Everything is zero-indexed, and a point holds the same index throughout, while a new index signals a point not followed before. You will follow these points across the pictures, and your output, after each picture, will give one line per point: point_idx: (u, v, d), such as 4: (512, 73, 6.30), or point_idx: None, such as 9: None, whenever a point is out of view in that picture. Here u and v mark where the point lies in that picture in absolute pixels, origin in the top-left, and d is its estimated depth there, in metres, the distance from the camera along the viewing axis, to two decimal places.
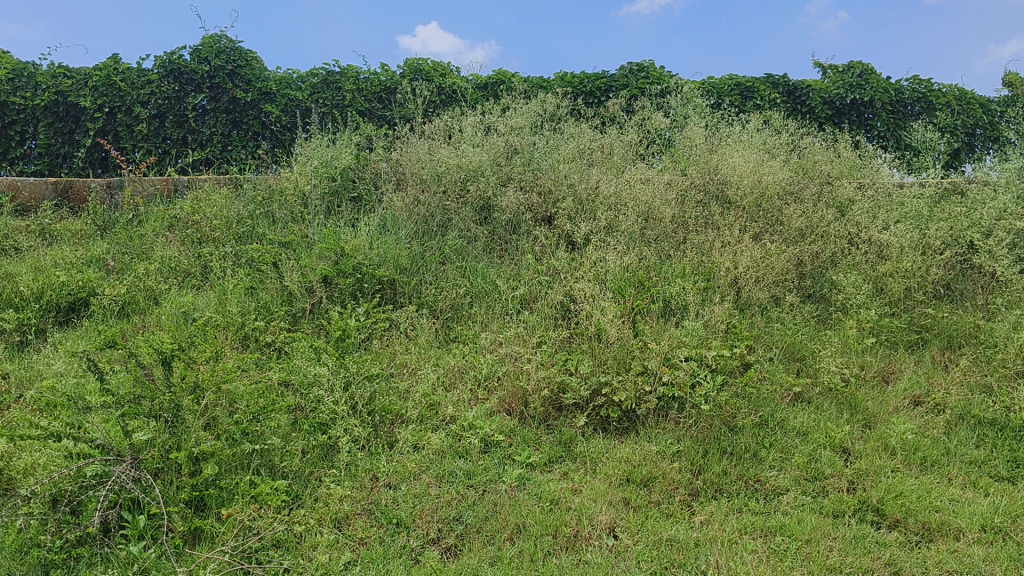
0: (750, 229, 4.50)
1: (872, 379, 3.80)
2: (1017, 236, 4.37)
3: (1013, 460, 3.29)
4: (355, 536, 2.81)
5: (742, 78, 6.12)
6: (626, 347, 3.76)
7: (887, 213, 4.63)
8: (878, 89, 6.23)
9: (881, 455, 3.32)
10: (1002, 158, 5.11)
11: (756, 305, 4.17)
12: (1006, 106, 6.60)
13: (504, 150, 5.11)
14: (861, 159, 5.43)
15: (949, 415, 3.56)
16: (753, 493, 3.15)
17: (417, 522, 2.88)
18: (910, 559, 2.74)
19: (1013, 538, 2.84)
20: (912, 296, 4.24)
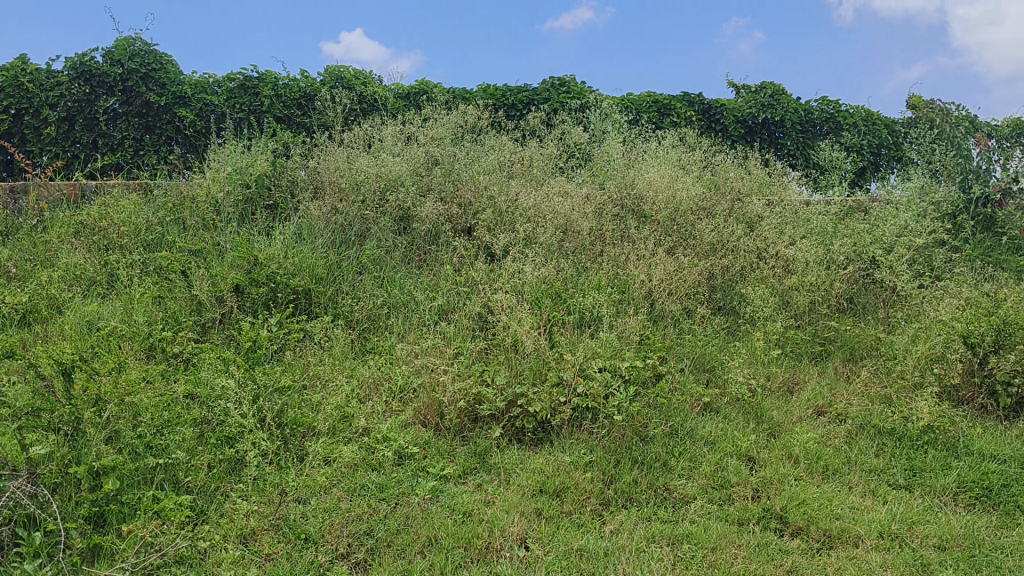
0: (664, 243, 4.57)
1: (778, 390, 3.91)
2: (917, 253, 4.55)
3: (910, 468, 3.40)
4: (261, 552, 2.73)
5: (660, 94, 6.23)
6: (542, 357, 3.77)
7: (795, 229, 4.77)
8: (788, 109, 6.44)
9: (786, 464, 3.41)
10: (904, 177, 5.32)
11: (669, 317, 4.23)
12: (909, 127, 6.91)
13: (424, 160, 5.09)
14: (771, 176, 5.60)
15: (851, 425, 3.68)
16: (662, 501, 3.19)
17: (326, 537, 2.82)
18: (811, 565, 2.80)
19: (908, 544, 2.93)
20: (817, 310, 4.38)
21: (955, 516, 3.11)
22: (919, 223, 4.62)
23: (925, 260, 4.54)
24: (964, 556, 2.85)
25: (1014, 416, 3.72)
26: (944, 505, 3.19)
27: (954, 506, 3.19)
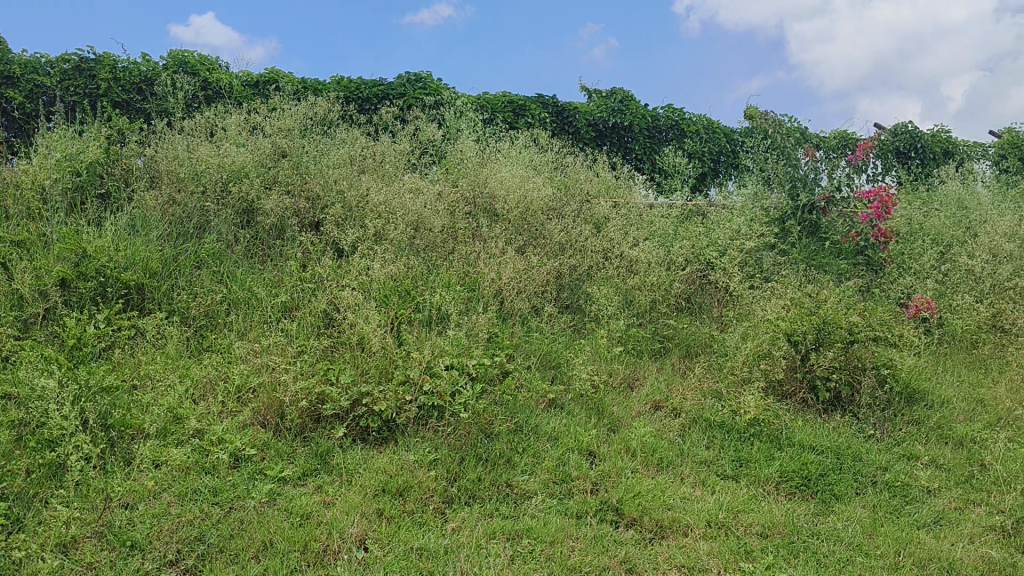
0: (514, 243, 4.61)
1: (619, 386, 4.02)
2: (749, 255, 4.79)
3: (737, 460, 3.57)
4: (82, 561, 2.57)
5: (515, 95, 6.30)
6: (389, 357, 3.72)
7: (638, 231, 4.93)
8: (636, 115, 6.67)
9: (624, 458, 3.51)
10: (739, 183, 5.61)
11: (518, 315, 4.27)
12: (745, 136, 7.33)
13: (271, 151, 4.94)
14: (618, 178, 5.77)
15: (685, 419, 3.83)
16: (504, 497, 3.21)
17: (154, 544, 2.68)
18: (643, 556, 2.89)
19: (733, 532, 3.07)
20: (657, 308, 4.52)
21: (776, 504, 3.29)
22: (751, 227, 4.86)
23: (756, 262, 4.78)
24: (783, 543, 3.01)
25: (831, 409, 3.96)
26: (768, 494, 3.36)
27: (777, 494, 3.37)
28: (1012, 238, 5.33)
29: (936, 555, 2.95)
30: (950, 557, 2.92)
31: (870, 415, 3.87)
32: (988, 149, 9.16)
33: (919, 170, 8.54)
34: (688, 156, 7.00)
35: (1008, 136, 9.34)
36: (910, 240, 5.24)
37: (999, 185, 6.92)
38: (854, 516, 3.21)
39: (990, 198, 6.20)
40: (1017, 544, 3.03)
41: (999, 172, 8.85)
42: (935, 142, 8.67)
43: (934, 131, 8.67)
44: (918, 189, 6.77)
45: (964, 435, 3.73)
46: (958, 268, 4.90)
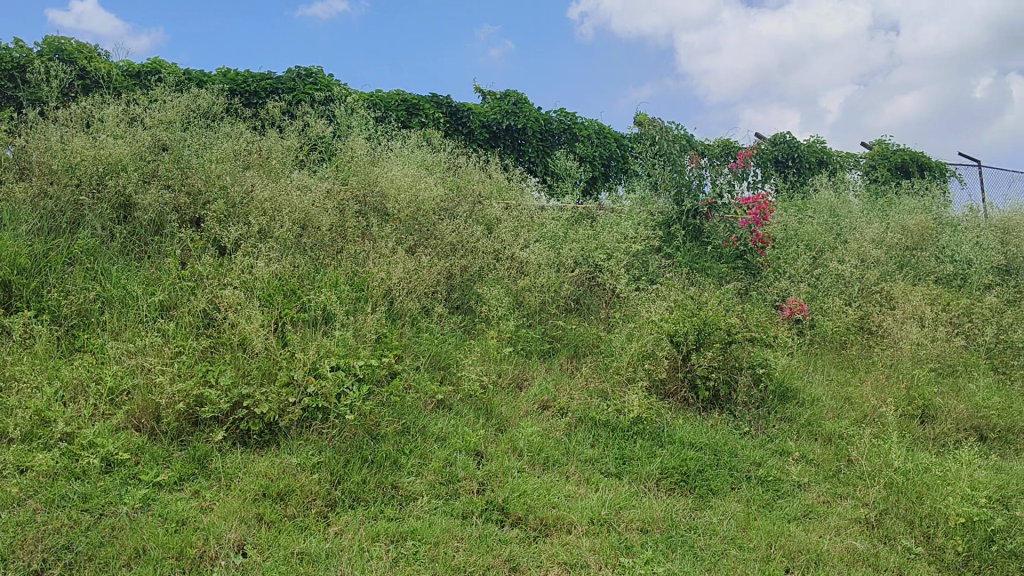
0: (405, 243, 4.59)
1: (507, 386, 4.04)
2: (635, 258, 4.91)
3: (621, 457, 3.65)
4: None
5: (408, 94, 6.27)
6: (271, 357, 3.63)
7: (528, 233, 4.99)
8: (529, 118, 6.76)
9: (510, 457, 3.53)
10: (627, 188, 5.75)
11: (408, 315, 4.23)
12: (633, 143, 7.65)
13: (150, 144, 4.77)
14: (510, 180, 5.83)
15: (570, 418, 3.89)
16: (389, 500, 3.18)
17: (17, 553, 2.55)
18: (526, 554, 2.92)
19: (615, 528, 3.14)
20: (547, 309, 4.57)
21: (657, 500, 3.38)
22: (637, 231, 4.99)
23: (642, 265, 4.91)
24: (662, 538, 3.10)
25: (710, 408, 4.09)
26: (649, 491, 3.44)
27: (657, 490, 3.46)
28: (878, 244, 5.64)
29: (805, 547, 3.08)
30: (818, 549, 3.07)
31: (746, 413, 4.01)
32: (859, 160, 9.68)
33: (794, 178, 8.91)
34: (580, 159, 7.19)
35: (877, 149, 9.92)
36: (785, 246, 5.49)
37: (867, 195, 7.33)
38: (729, 510, 3.33)
39: (859, 207, 6.55)
40: (879, 534, 3.21)
41: (869, 182, 9.38)
42: (811, 152, 9.12)
43: (810, 142, 9.12)
44: (795, 197, 7.09)
45: (833, 432, 3.91)
46: (830, 273, 5.15)
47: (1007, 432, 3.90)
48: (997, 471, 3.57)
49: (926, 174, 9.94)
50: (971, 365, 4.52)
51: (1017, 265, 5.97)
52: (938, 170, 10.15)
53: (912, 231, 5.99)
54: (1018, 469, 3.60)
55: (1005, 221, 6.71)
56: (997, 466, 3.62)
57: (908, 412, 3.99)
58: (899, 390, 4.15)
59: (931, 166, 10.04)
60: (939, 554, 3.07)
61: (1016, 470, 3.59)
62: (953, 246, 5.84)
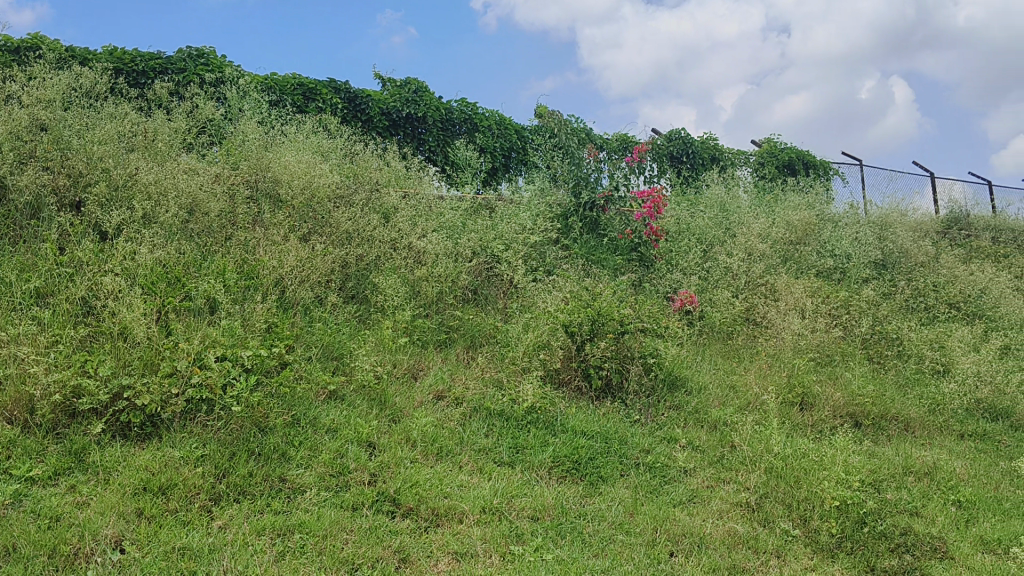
0: (298, 230, 4.51)
1: (402, 375, 3.96)
2: (532, 249, 4.95)
3: (514, 447, 3.65)
4: None
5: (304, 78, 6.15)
6: (154, 347, 3.49)
7: (426, 222, 4.96)
8: (430, 106, 6.74)
9: (403, 448, 3.48)
10: (526, 179, 5.79)
11: (300, 304, 4.14)
12: (533, 134, 7.71)
13: (27, 123, 4.47)
14: (409, 169, 5.80)
15: (465, 407, 3.85)
16: (276, 492, 3.09)
17: None
18: (416, 545, 2.90)
19: (506, 517, 3.15)
20: (444, 299, 4.54)
21: (548, 488, 3.41)
22: (535, 222, 5.04)
23: (539, 256, 4.96)
24: (552, 525, 3.13)
25: (602, 397, 4.14)
26: (540, 479, 3.47)
27: (549, 478, 3.49)
28: (763, 239, 5.83)
29: (689, 531, 3.17)
30: (700, 532, 3.16)
31: (636, 402, 4.09)
32: (750, 157, 10.00)
33: (689, 173, 9.12)
34: (481, 150, 7.20)
35: (767, 146, 10.27)
36: (678, 239, 5.62)
37: (756, 191, 7.57)
38: (617, 497, 3.39)
39: (748, 202, 6.77)
40: (759, 518, 3.32)
41: (758, 178, 9.70)
42: (705, 149, 9.37)
43: (704, 138, 9.37)
44: (689, 192, 7.26)
45: (718, 419, 4.03)
46: (719, 266, 5.32)
47: (879, 419, 4.10)
48: (870, 456, 3.74)
49: (811, 172, 10.36)
50: (847, 355, 4.73)
51: (892, 260, 6.25)
52: (823, 169, 10.59)
53: (797, 226, 6.20)
54: (888, 454, 3.78)
55: (882, 218, 7.05)
56: (870, 451, 3.80)
57: (789, 400, 4.13)
58: (781, 378, 4.30)
59: (816, 164, 10.47)
60: (815, 535, 3.19)
61: (887, 455, 3.77)
62: (833, 242, 6.09)
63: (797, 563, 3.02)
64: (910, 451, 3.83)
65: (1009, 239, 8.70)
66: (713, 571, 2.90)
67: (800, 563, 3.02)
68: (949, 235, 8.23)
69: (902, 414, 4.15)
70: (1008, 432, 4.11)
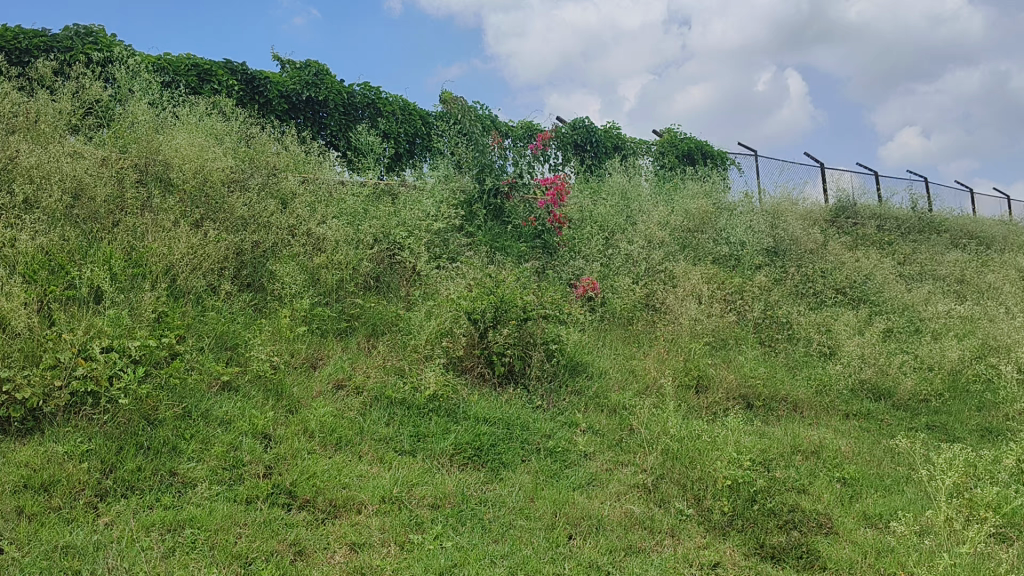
0: (190, 216, 4.37)
1: (301, 366, 3.86)
2: (435, 236, 4.93)
3: (415, 435, 3.57)
4: None
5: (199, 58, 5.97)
6: (35, 338, 3.32)
7: (326, 209, 4.89)
8: (331, 90, 6.67)
9: (301, 439, 3.38)
10: (429, 166, 5.78)
11: (192, 293, 4.01)
12: (437, 121, 7.67)
13: None
14: (309, 154, 5.71)
15: (365, 396, 3.75)
16: (166, 487, 2.96)
17: None
18: (313, 536, 2.82)
19: (405, 506, 3.10)
20: (344, 287, 4.47)
21: (449, 476, 3.36)
22: (438, 209, 5.04)
23: (443, 243, 4.95)
24: (452, 513, 3.10)
25: (505, 382, 4.14)
26: (441, 467, 3.42)
27: (451, 466, 3.44)
28: (663, 227, 5.98)
29: (588, 514, 3.21)
30: (598, 515, 3.20)
31: (538, 388, 4.10)
32: (651, 147, 10.20)
33: (592, 161, 9.23)
34: (384, 135, 7.14)
35: (668, 135, 10.49)
36: (580, 227, 5.66)
37: (656, 180, 7.73)
38: (518, 482, 3.39)
39: (649, 190, 6.90)
40: (655, 499, 3.40)
41: (659, 167, 9.91)
42: (608, 137, 9.51)
43: (607, 127, 9.50)
44: (592, 180, 7.34)
45: (617, 403, 4.10)
46: (620, 253, 5.43)
47: (770, 400, 4.24)
48: (761, 436, 3.86)
49: (709, 162, 10.63)
50: (740, 338, 4.88)
51: (784, 246, 6.44)
52: (720, 159, 10.87)
53: (695, 214, 6.38)
54: (778, 434, 3.91)
55: (775, 207, 7.30)
56: (761, 431, 3.92)
57: (686, 383, 4.24)
58: (678, 362, 4.40)
59: (714, 155, 10.74)
60: (708, 514, 3.28)
61: (777, 435, 3.90)
62: (729, 229, 6.25)
63: (690, 541, 3.10)
64: (798, 431, 3.97)
65: (893, 227, 9.12)
66: (609, 552, 2.94)
67: (693, 541, 3.09)
68: (837, 224, 8.57)
69: (791, 395, 4.31)
70: (890, 411, 4.29)
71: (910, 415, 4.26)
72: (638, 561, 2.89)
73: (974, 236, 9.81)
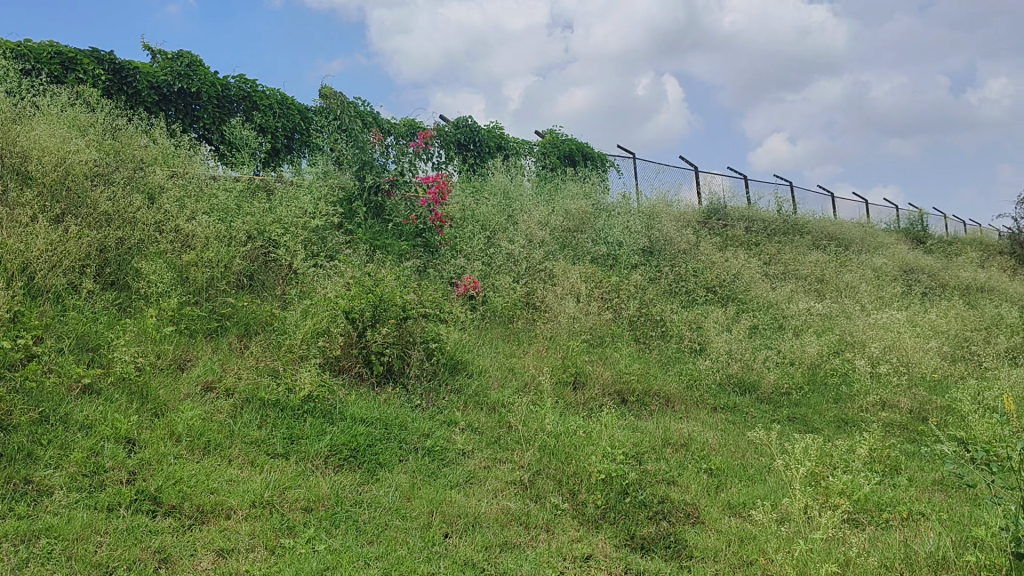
0: (49, 210, 4.15)
1: (168, 367, 3.73)
2: (311, 234, 4.86)
3: (288, 437, 3.49)
4: None
5: (62, 47, 5.71)
6: None
7: (196, 204, 4.74)
8: (205, 81, 6.49)
9: (167, 443, 3.24)
10: (307, 163, 5.71)
11: (50, 292, 3.81)
12: (317, 115, 7.56)
13: None
14: (179, 148, 5.54)
15: (236, 399, 3.65)
16: (20, 496, 2.80)
17: None
18: (179, 544, 2.70)
19: (277, 510, 3.00)
20: (215, 285, 4.35)
21: (324, 477, 3.28)
22: (316, 206, 5.00)
23: (320, 240, 4.90)
24: (326, 515, 3.02)
25: (383, 382, 4.12)
26: (316, 469, 3.34)
27: (326, 468, 3.37)
28: (543, 227, 6.10)
29: (464, 512, 3.20)
30: (475, 512, 3.20)
31: (417, 387, 4.10)
32: (533, 147, 10.32)
33: (474, 161, 9.28)
34: (261, 129, 6.99)
35: (550, 136, 10.65)
36: (462, 225, 5.79)
37: (537, 180, 7.85)
38: (395, 482, 3.35)
39: (530, 190, 7.00)
40: (531, 494, 3.42)
41: (542, 168, 10.06)
42: (491, 137, 9.56)
43: (490, 126, 9.54)
44: (476, 180, 7.34)
45: (496, 401, 4.13)
46: (501, 252, 5.52)
47: (643, 395, 4.38)
48: (633, 431, 3.97)
49: (590, 163, 10.85)
50: (616, 335, 5.01)
51: (659, 247, 6.66)
52: (600, 161, 11.08)
53: (574, 215, 6.52)
54: (650, 428, 4.04)
55: (651, 207, 7.55)
56: (633, 426, 4.04)
57: (563, 380, 4.33)
58: (556, 359, 4.50)
59: (594, 156, 10.95)
60: (582, 508, 3.33)
61: (649, 429, 4.03)
62: (607, 230, 6.41)
63: (564, 535, 3.13)
64: (669, 425, 4.11)
65: (760, 229, 9.53)
66: (484, 549, 2.94)
67: (567, 535, 3.12)
68: (709, 224, 8.87)
69: (663, 390, 4.46)
70: (754, 404, 4.49)
71: (772, 407, 4.46)
72: (512, 556, 2.90)
73: (836, 237, 10.38)
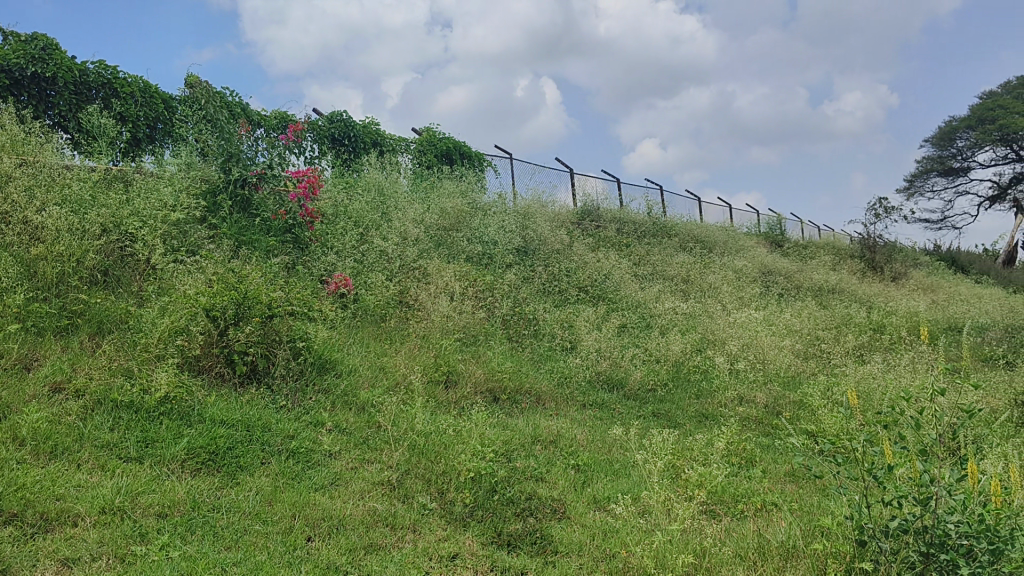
0: None
1: (12, 367, 3.51)
2: (172, 228, 4.69)
3: (142, 440, 3.34)
4: None
5: None
6: None
7: (47, 195, 4.50)
8: (61, 66, 6.21)
9: (8, 447, 3.05)
10: (170, 155, 5.51)
11: None
12: (182, 106, 7.29)
13: None
14: (30, 134, 5.24)
15: (86, 400, 3.47)
16: None
17: None
18: (20, 554, 2.54)
19: (129, 516, 2.87)
20: (66, 281, 4.13)
21: (180, 482, 3.16)
22: (179, 200, 4.83)
23: (182, 235, 4.74)
24: (181, 520, 2.91)
25: (246, 382, 3.99)
26: (172, 473, 3.22)
27: (182, 472, 3.25)
28: (418, 224, 6.09)
29: (329, 514, 3.14)
30: (341, 514, 3.15)
31: (282, 387, 4.00)
32: (410, 145, 10.25)
33: (348, 156, 9.15)
34: (121, 117, 6.70)
35: (427, 135, 10.62)
36: (335, 221, 5.73)
37: (413, 177, 7.82)
38: (256, 485, 3.26)
39: (406, 187, 6.98)
40: (398, 494, 3.40)
41: (420, 166, 10.00)
42: (366, 133, 9.48)
43: (366, 123, 9.46)
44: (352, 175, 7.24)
45: (366, 401, 4.10)
46: (374, 249, 5.48)
47: (513, 393, 4.44)
48: (503, 428, 4.02)
49: (467, 162, 10.86)
50: (489, 334, 5.07)
51: (532, 246, 6.76)
52: (476, 160, 11.09)
53: (450, 213, 6.52)
54: (520, 425, 4.10)
55: (526, 207, 7.66)
56: (503, 423, 4.08)
57: (434, 378, 4.34)
58: (427, 358, 4.50)
59: (472, 155, 10.98)
60: (450, 507, 3.33)
61: (518, 426, 4.08)
62: (481, 229, 6.47)
63: (431, 535, 3.12)
64: (538, 422, 4.18)
65: (631, 231, 9.79)
66: (348, 551, 2.90)
67: (434, 535, 3.12)
68: (583, 225, 9.06)
69: (534, 387, 4.55)
70: (620, 400, 4.62)
71: (638, 404, 4.60)
72: (377, 557, 2.87)
73: (700, 240, 10.76)
